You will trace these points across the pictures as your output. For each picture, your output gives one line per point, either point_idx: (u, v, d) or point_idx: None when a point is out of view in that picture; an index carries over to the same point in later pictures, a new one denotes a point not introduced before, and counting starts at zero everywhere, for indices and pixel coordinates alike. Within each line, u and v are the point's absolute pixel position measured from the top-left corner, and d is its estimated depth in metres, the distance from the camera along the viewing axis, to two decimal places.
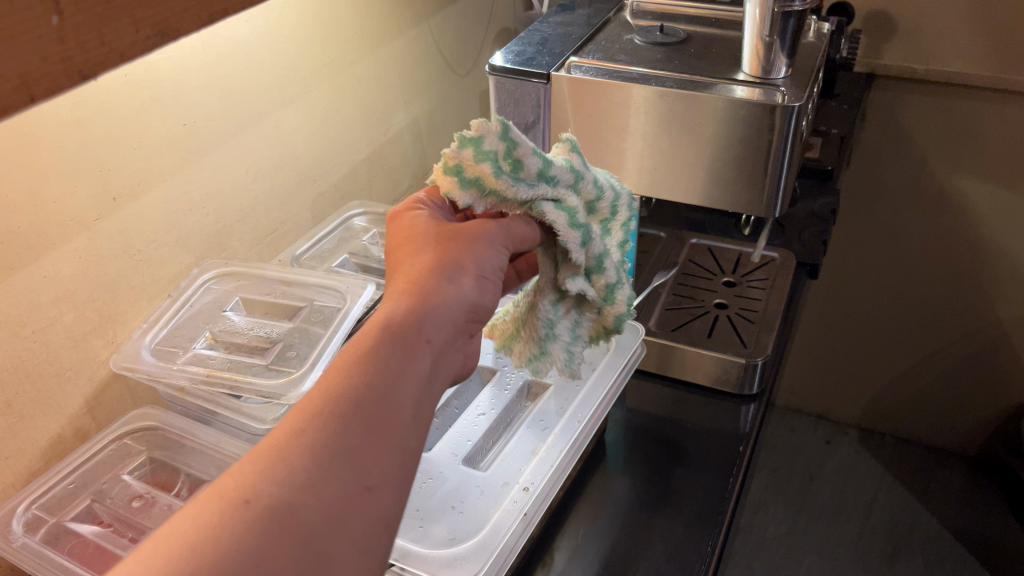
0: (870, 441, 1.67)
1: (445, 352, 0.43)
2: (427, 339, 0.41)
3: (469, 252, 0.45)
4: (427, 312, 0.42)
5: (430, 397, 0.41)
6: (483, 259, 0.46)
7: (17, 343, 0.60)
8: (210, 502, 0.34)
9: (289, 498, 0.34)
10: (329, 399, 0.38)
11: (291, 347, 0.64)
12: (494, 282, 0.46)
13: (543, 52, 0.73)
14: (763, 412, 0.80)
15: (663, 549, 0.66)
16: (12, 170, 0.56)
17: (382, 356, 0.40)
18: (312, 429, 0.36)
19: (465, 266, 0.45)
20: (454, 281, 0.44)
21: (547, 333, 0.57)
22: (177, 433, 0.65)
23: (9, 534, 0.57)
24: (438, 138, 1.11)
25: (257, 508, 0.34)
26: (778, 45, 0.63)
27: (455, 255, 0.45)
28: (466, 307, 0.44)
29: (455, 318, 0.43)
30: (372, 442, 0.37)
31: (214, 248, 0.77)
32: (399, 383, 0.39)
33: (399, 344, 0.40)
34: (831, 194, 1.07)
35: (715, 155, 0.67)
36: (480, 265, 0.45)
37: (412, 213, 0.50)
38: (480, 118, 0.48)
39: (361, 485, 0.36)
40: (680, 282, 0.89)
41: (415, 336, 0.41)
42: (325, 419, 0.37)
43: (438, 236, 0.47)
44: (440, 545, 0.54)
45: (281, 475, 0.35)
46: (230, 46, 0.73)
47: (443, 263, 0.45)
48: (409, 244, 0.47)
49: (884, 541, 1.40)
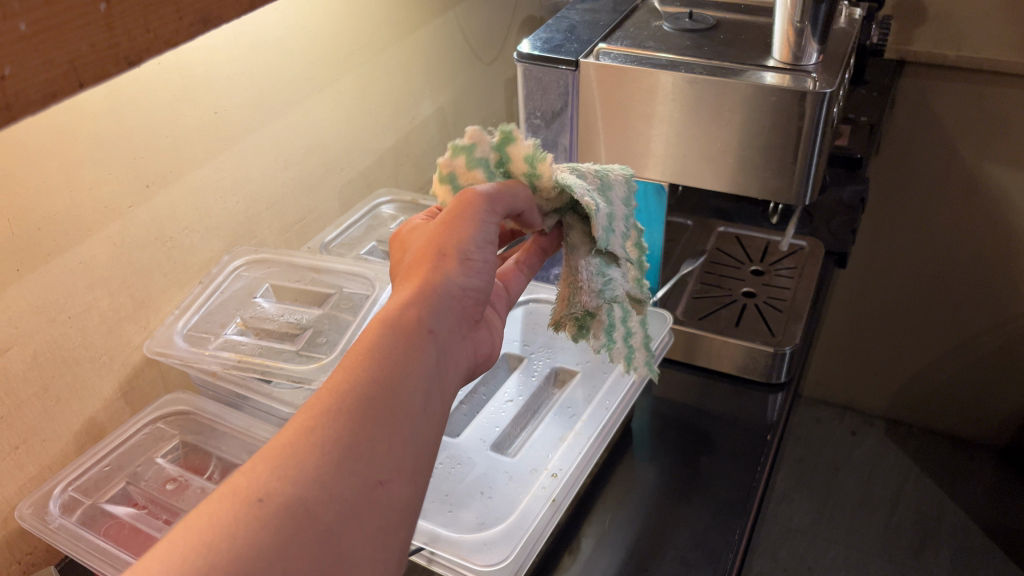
0: (897, 432, 1.64)
1: (452, 342, 0.43)
2: (429, 329, 0.42)
3: (449, 235, 0.46)
4: (426, 305, 0.43)
5: (440, 389, 0.41)
6: (464, 237, 0.46)
7: (53, 328, 0.61)
8: (223, 500, 0.34)
9: (296, 494, 0.34)
10: (335, 395, 0.38)
11: (321, 333, 0.65)
12: (483, 260, 0.46)
13: (571, 40, 0.73)
14: (790, 401, 0.80)
15: (690, 537, 0.66)
16: (49, 158, 0.57)
17: (387, 348, 0.40)
18: (322, 427, 0.36)
19: (444, 249, 0.45)
20: (441, 268, 0.45)
21: (604, 286, 0.55)
22: (209, 417, 0.66)
23: (46, 515, 0.58)
24: (464, 126, 1.11)
25: (270, 506, 0.33)
26: (809, 31, 0.62)
27: (436, 242, 0.46)
28: (457, 294, 0.44)
29: (451, 306, 0.44)
30: (382, 437, 0.37)
31: (244, 236, 0.78)
32: (409, 372, 0.40)
33: (398, 336, 0.41)
34: (860, 182, 1.06)
35: (745, 143, 0.67)
36: (463, 246, 0.46)
37: (407, 223, 0.53)
38: (474, 129, 0.53)
39: (373, 480, 0.36)
40: (707, 271, 0.89)
41: (414, 327, 0.41)
42: (335, 414, 0.37)
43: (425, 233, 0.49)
44: (470, 529, 0.55)
45: (292, 473, 0.35)
46: (261, 34, 0.73)
47: (429, 252, 0.46)
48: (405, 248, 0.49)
49: (911, 533, 1.39)
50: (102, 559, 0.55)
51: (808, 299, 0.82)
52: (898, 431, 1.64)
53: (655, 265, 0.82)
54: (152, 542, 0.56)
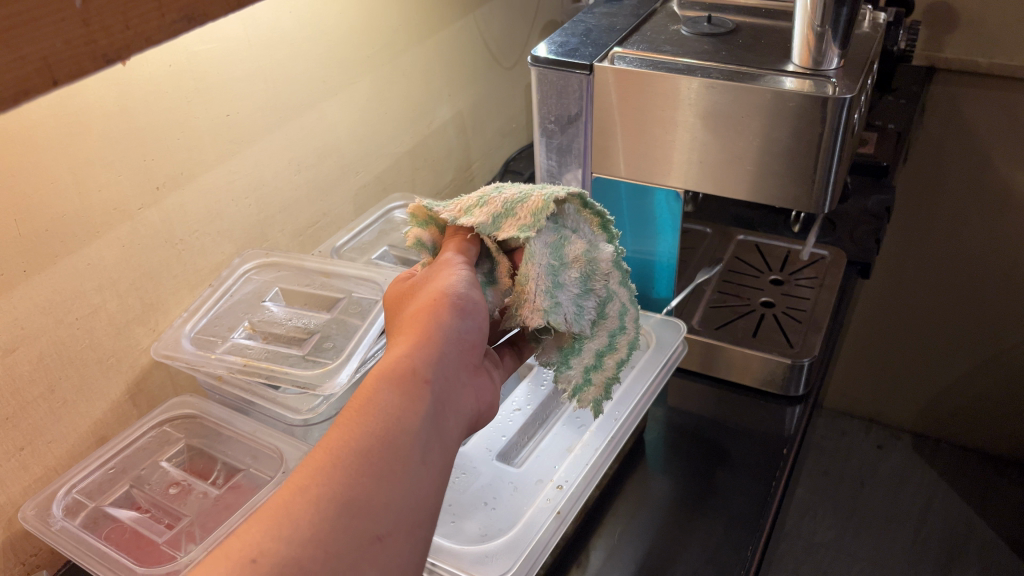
0: (923, 447, 1.60)
1: (451, 389, 0.42)
2: (425, 377, 0.40)
3: (442, 289, 0.45)
4: (424, 352, 0.41)
5: (441, 438, 0.40)
6: (455, 282, 0.46)
7: (60, 330, 0.61)
8: (215, 563, 0.33)
9: (293, 554, 0.33)
10: (329, 451, 0.37)
11: (328, 338, 0.64)
12: (478, 307, 0.45)
13: (586, 44, 0.72)
14: (809, 414, 0.78)
15: (702, 551, 0.64)
16: (60, 160, 0.57)
17: (385, 398, 0.39)
18: (316, 484, 0.35)
19: (440, 295, 0.45)
20: (436, 316, 0.43)
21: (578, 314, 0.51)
22: (215, 421, 0.66)
23: (49, 518, 0.58)
24: (483, 131, 1.10)
25: (264, 567, 0.33)
26: (829, 35, 0.61)
27: (434, 291, 0.45)
28: (454, 339, 0.43)
29: (448, 352, 0.42)
30: (379, 488, 0.36)
31: (257, 239, 0.78)
32: (406, 423, 0.38)
33: (398, 387, 0.39)
34: (886, 191, 1.04)
35: (763, 148, 0.65)
36: (456, 294, 0.45)
37: (398, 279, 0.51)
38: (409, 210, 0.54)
39: (372, 535, 0.35)
40: (725, 279, 0.87)
41: (412, 378, 0.40)
42: (330, 471, 0.36)
43: (417, 287, 0.47)
44: (472, 541, 0.54)
45: (285, 531, 0.34)
46: (275, 36, 0.73)
47: (422, 306, 0.44)
48: (394, 304, 0.48)
49: (938, 550, 1.36)
50: (101, 562, 0.54)
51: (828, 309, 0.80)
52: (924, 446, 1.60)
53: (669, 274, 0.81)
54: (154, 547, 0.55)
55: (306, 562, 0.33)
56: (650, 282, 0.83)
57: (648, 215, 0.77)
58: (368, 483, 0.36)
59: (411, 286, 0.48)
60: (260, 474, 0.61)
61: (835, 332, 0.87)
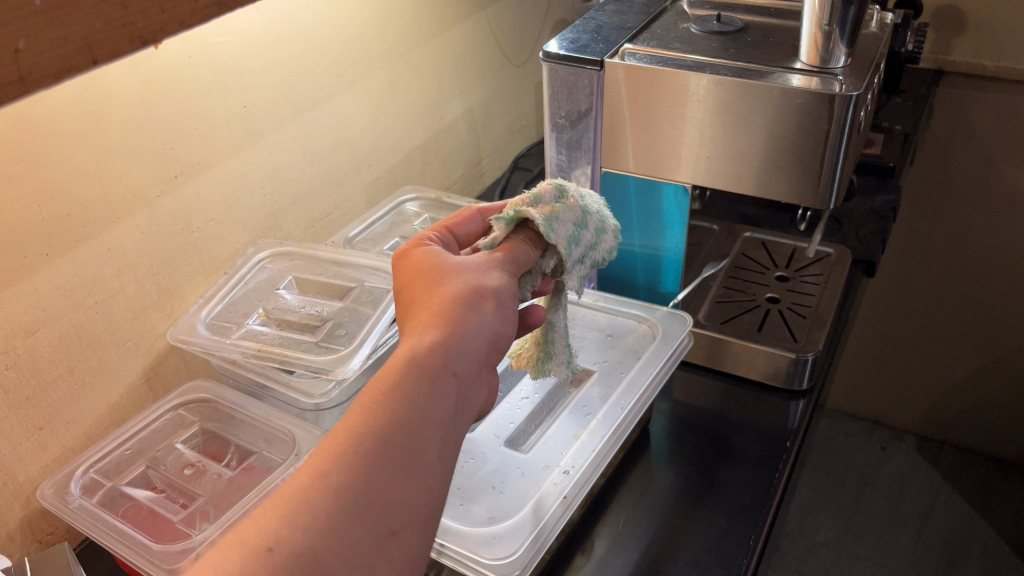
0: (928, 449, 1.58)
1: (472, 387, 0.43)
2: (453, 371, 0.42)
3: (486, 283, 0.46)
4: (455, 344, 0.42)
5: (456, 434, 0.41)
6: (495, 281, 0.46)
7: (80, 313, 0.62)
8: (232, 550, 0.34)
9: (308, 544, 0.35)
10: (352, 437, 0.38)
11: (341, 325, 0.66)
12: (511, 310, 0.47)
13: (597, 40, 0.73)
14: (812, 408, 0.78)
15: (704, 540, 0.65)
16: (81, 146, 0.59)
17: (411, 389, 0.40)
18: (335, 472, 0.37)
19: (479, 288, 0.45)
20: (475, 311, 0.44)
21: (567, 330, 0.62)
22: (228, 405, 0.67)
23: (67, 495, 0.59)
24: (493, 128, 1.12)
25: (280, 557, 0.34)
26: (837, 34, 0.62)
27: (472, 280, 0.46)
28: (486, 337, 0.44)
29: (477, 348, 0.43)
30: (396, 482, 0.37)
31: (270, 229, 0.79)
32: (429, 416, 0.40)
33: (429, 381, 0.40)
34: (891, 191, 1.05)
35: (770, 145, 0.66)
36: (497, 292, 0.46)
37: (420, 249, 0.49)
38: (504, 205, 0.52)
39: (386, 529, 0.36)
40: (731, 275, 0.88)
41: (443, 370, 0.41)
42: (349, 459, 0.37)
43: (453, 269, 0.47)
44: (479, 523, 0.55)
45: (301, 519, 0.35)
46: (292, 29, 0.74)
47: (460, 293, 0.45)
48: (421, 278, 0.47)
49: (940, 552, 1.37)
50: (118, 538, 0.55)
51: (832, 305, 0.81)
52: (929, 447, 1.58)
53: (676, 268, 0.82)
54: (169, 524, 0.57)
55: (321, 553, 0.35)
56: (658, 276, 0.84)
57: (656, 210, 0.78)
58: (385, 474, 0.37)
59: (443, 264, 0.47)
60: (273, 457, 0.62)
61: (840, 329, 0.88)
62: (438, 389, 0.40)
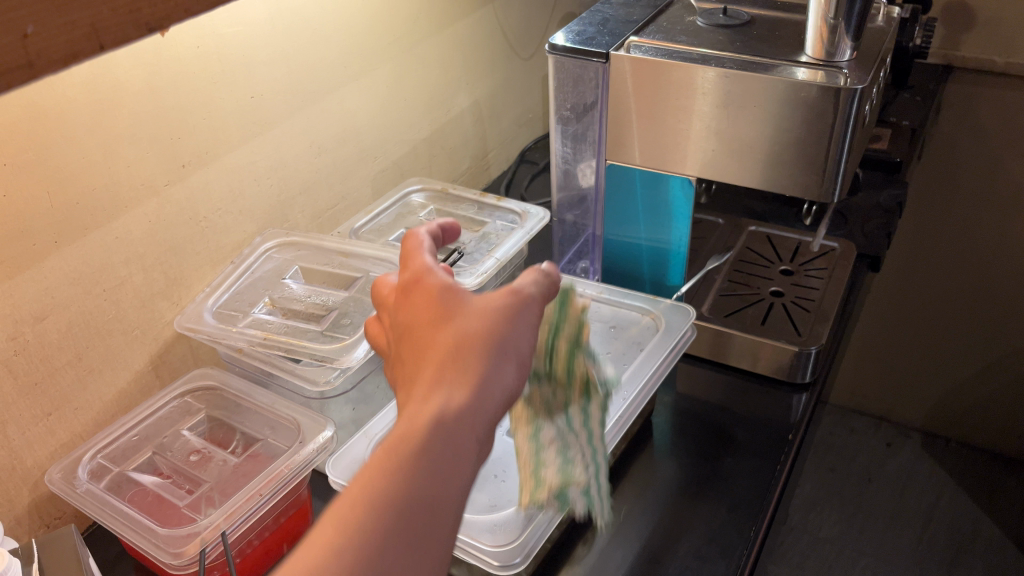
0: (934, 446, 1.59)
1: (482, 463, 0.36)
2: (480, 436, 0.36)
3: (510, 331, 0.38)
4: (479, 407, 0.36)
5: None
6: (518, 332, 0.38)
7: (88, 300, 0.63)
8: None
9: None
10: (365, 507, 0.33)
11: (346, 315, 0.66)
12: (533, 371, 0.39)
13: (603, 33, 0.74)
14: (815, 401, 0.79)
15: (705, 532, 0.66)
16: (90, 136, 0.59)
17: (440, 449, 0.35)
18: (347, 549, 0.32)
19: (503, 339, 0.38)
20: (499, 369, 0.37)
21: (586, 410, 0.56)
22: (234, 393, 0.68)
23: (74, 480, 0.59)
24: (500, 121, 1.12)
25: None
26: (842, 28, 0.62)
27: (494, 323, 0.38)
28: (506, 402, 0.37)
29: (499, 412, 0.37)
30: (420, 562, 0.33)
31: (277, 219, 0.79)
32: (455, 489, 0.35)
33: (454, 448, 0.35)
34: (896, 185, 1.05)
35: (775, 139, 0.66)
36: (521, 348, 0.38)
37: (427, 264, 0.41)
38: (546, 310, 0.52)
39: None
40: (736, 268, 0.89)
41: (469, 436, 0.35)
42: (366, 536, 0.32)
43: (469, 299, 0.39)
44: (481, 511, 0.56)
45: None
46: (300, 21, 0.75)
47: (487, 340, 0.37)
48: (433, 308, 0.39)
49: (944, 548, 1.37)
50: (124, 522, 0.56)
51: (836, 300, 0.82)
52: (935, 445, 1.59)
53: (682, 261, 0.82)
54: (175, 510, 0.57)
55: None
56: (664, 269, 0.84)
57: (662, 203, 0.78)
58: (409, 552, 0.33)
59: (461, 293, 0.40)
60: (278, 444, 0.63)
61: (844, 323, 0.88)
62: (470, 434, 0.36)
